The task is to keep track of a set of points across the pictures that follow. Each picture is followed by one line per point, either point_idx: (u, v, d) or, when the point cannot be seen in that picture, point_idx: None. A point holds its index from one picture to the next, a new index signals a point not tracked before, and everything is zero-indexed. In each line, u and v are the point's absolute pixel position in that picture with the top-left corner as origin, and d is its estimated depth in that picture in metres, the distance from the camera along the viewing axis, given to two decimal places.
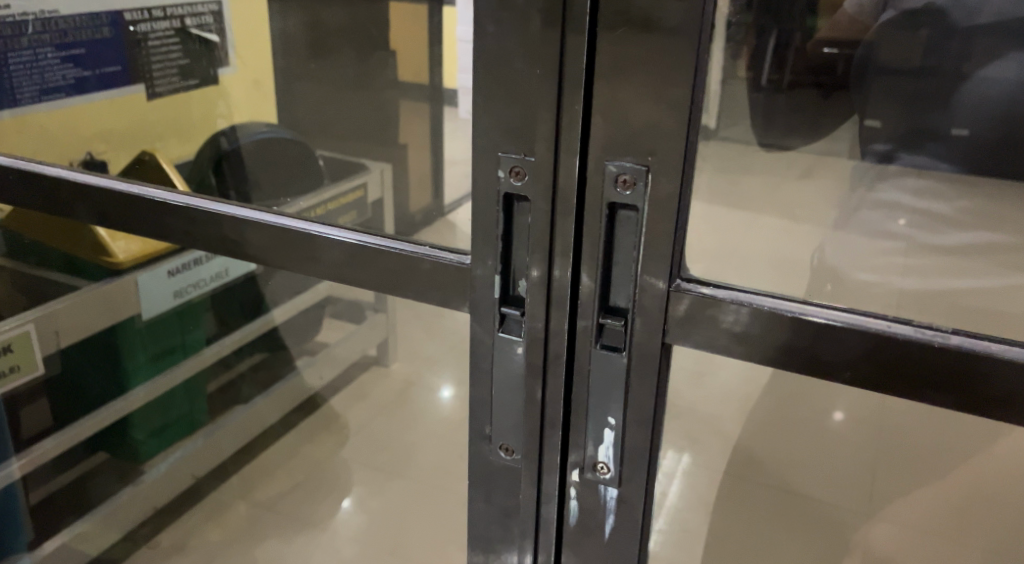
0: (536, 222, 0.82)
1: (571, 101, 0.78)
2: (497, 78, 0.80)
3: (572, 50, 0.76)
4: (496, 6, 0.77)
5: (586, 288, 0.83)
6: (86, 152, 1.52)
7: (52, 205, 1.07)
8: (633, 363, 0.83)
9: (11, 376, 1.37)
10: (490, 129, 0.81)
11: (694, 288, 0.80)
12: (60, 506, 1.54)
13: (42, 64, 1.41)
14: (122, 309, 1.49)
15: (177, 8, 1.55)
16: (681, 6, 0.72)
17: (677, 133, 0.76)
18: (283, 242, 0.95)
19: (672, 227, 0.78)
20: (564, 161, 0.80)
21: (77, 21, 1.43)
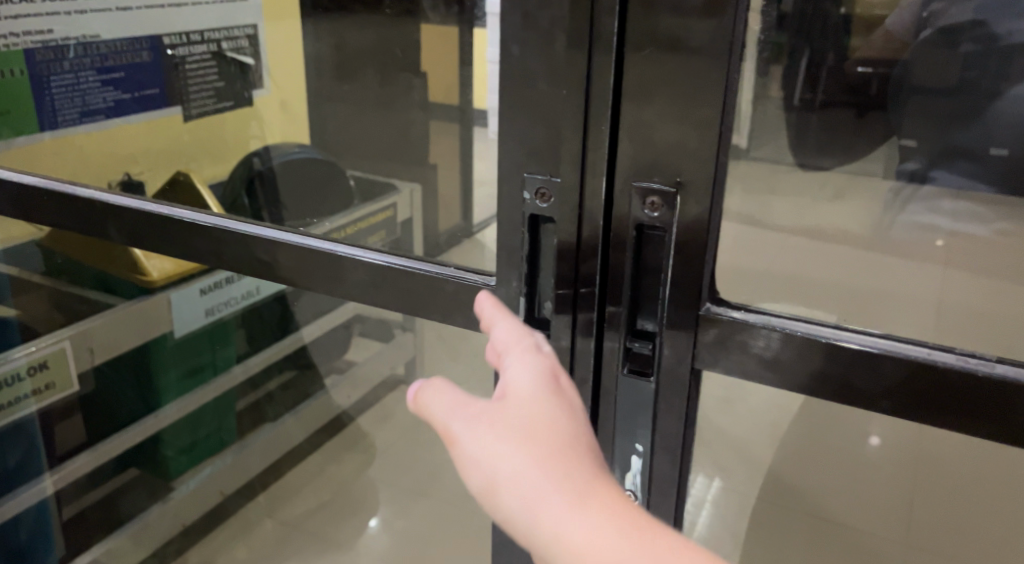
0: (562, 244, 0.83)
1: (598, 121, 0.78)
2: (523, 99, 0.80)
3: (599, 70, 0.77)
4: (522, 27, 0.78)
5: (615, 312, 0.83)
6: (124, 173, 1.58)
7: (83, 224, 1.08)
8: (662, 388, 0.84)
9: (45, 394, 1.41)
10: (515, 150, 0.82)
11: (725, 311, 0.80)
12: (91, 523, 1.56)
13: (83, 87, 1.51)
14: (154, 325, 1.51)
15: (214, 32, 1.64)
16: (709, 25, 0.73)
17: (705, 154, 0.76)
18: (309, 263, 0.96)
19: (701, 252, 0.78)
20: (590, 181, 0.80)
21: (117, 46, 1.53)
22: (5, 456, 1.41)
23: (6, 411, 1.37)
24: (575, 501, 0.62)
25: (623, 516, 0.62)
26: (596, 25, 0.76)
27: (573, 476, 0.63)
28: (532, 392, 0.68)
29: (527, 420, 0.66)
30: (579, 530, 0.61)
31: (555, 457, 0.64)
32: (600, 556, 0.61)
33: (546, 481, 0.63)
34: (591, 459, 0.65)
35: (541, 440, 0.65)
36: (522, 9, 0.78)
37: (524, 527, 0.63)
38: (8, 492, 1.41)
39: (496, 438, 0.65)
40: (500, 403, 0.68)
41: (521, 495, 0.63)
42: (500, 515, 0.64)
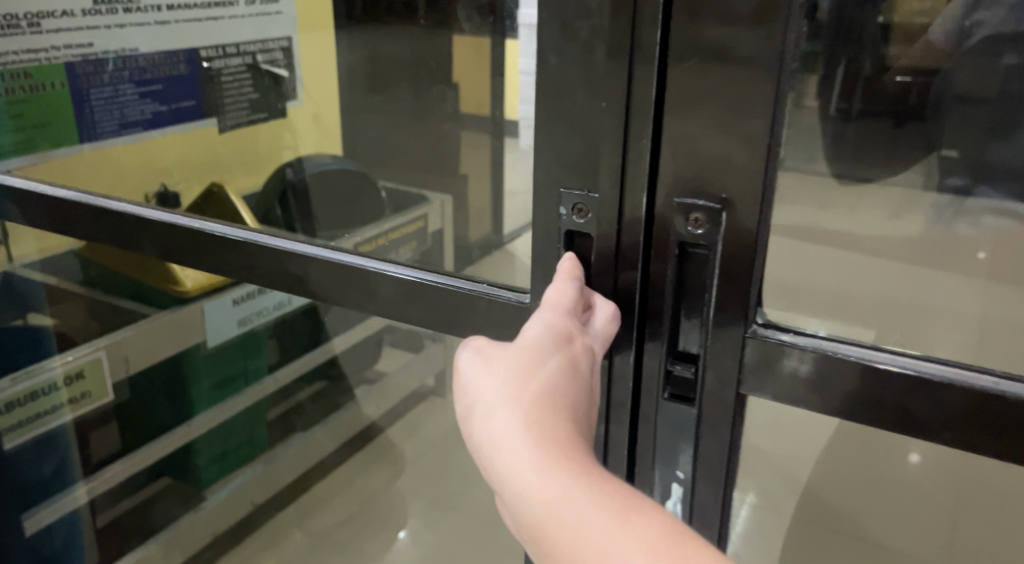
0: (599, 263, 0.82)
1: (639, 134, 0.77)
2: (560, 111, 0.80)
3: (640, 81, 0.76)
4: (560, 37, 0.78)
5: (656, 332, 0.82)
6: (160, 184, 1.63)
7: (116, 235, 1.09)
8: (704, 413, 0.83)
9: (81, 402, 1.42)
10: (552, 163, 0.82)
11: (773, 333, 0.79)
12: (124, 532, 1.55)
13: (122, 100, 1.54)
14: (188, 335, 1.53)
15: (249, 45, 1.67)
16: (757, 35, 0.72)
17: (752, 169, 0.75)
18: (340, 279, 0.96)
19: (747, 273, 0.77)
20: (629, 197, 0.79)
21: (155, 59, 1.56)
22: (41, 464, 1.41)
23: (38, 421, 1.38)
24: (535, 442, 0.68)
25: (575, 465, 0.66)
26: (638, 35, 0.75)
27: (540, 420, 0.69)
28: (536, 342, 0.75)
29: (516, 367, 0.72)
30: (530, 467, 0.67)
31: (528, 401, 0.70)
32: (544, 492, 0.65)
33: (514, 419, 0.69)
34: (565, 410, 0.70)
35: (520, 386, 0.71)
36: (560, 19, 0.77)
37: (489, 458, 0.69)
38: (43, 501, 1.42)
39: (487, 380, 0.72)
40: (506, 349, 0.75)
41: (491, 429, 0.70)
42: (473, 444, 0.71)
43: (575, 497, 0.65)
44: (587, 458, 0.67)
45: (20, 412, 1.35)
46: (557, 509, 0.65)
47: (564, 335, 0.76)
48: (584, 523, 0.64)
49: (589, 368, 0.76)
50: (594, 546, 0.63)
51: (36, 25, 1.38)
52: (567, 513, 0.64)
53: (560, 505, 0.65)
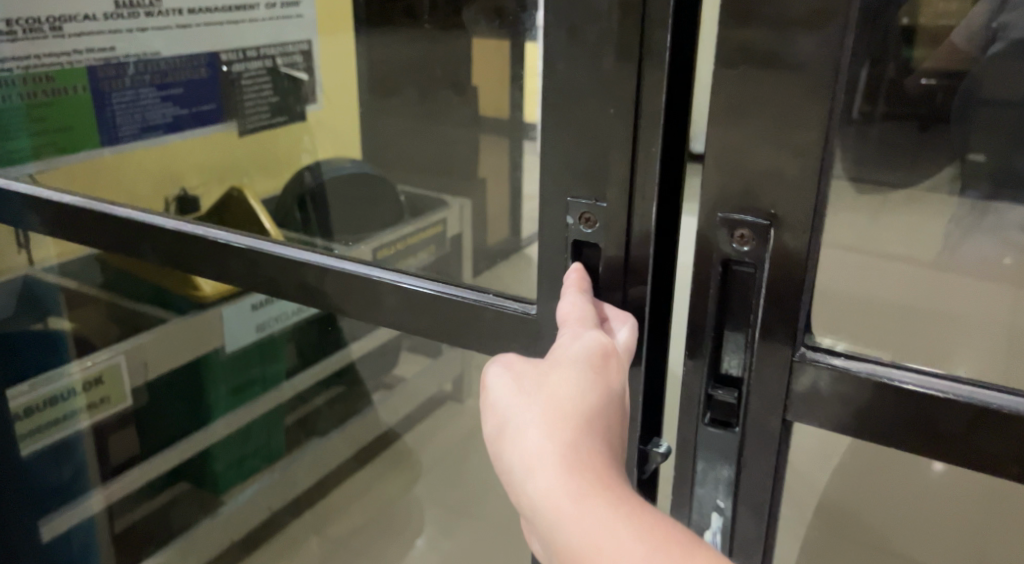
0: (608, 277, 0.82)
1: (648, 141, 0.76)
2: (568, 117, 0.78)
3: (650, 88, 0.75)
4: (567, 41, 0.76)
5: (698, 353, 0.80)
6: (179, 188, 1.65)
7: (120, 240, 1.08)
8: (747, 439, 0.81)
9: (101, 407, 1.42)
10: (560, 170, 0.80)
11: (822, 357, 0.76)
12: (140, 537, 1.56)
13: (143, 104, 1.54)
14: (208, 339, 1.52)
15: (270, 49, 1.66)
16: (815, 40, 0.68)
17: (801, 182, 0.72)
18: (345, 287, 0.95)
19: (797, 294, 0.74)
20: (639, 206, 0.78)
21: (175, 63, 1.56)
22: (59, 469, 1.41)
23: (56, 427, 1.38)
24: (571, 467, 0.66)
25: (614, 493, 0.65)
26: (647, 41, 0.74)
27: (575, 445, 0.67)
28: (573, 359, 0.73)
29: (551, 387, 0.71)
30: (566, 494, 0.65)
31: (563, 424, 0.68)
32: (581, 520, 0.64)
33: (549, 442, 0.67)
34: (602, 436, 0.69)
35: (554, 407, 0.69)
36: (568, 23, 0.76)
37: (520, 481, 0.68)
38: (61, 506, 1.42)
39: (521, 399, 0.71)
40: (540, 366, 0.73)
41: (524, 452, 0.68)
42: (503, 464, 0.70)
43: (612, 529, 0.63)
44: (623, 489, 0.66)
45: (40, 418, 1.36)
46: (593, 539, 0.63)
47: (601, 354, 0.74)
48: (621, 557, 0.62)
49: (623, 391, 0.74)
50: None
51: (59, 28, 1.39)
52: (603, 545, 0.63)
53: (597, 535, 0.63)
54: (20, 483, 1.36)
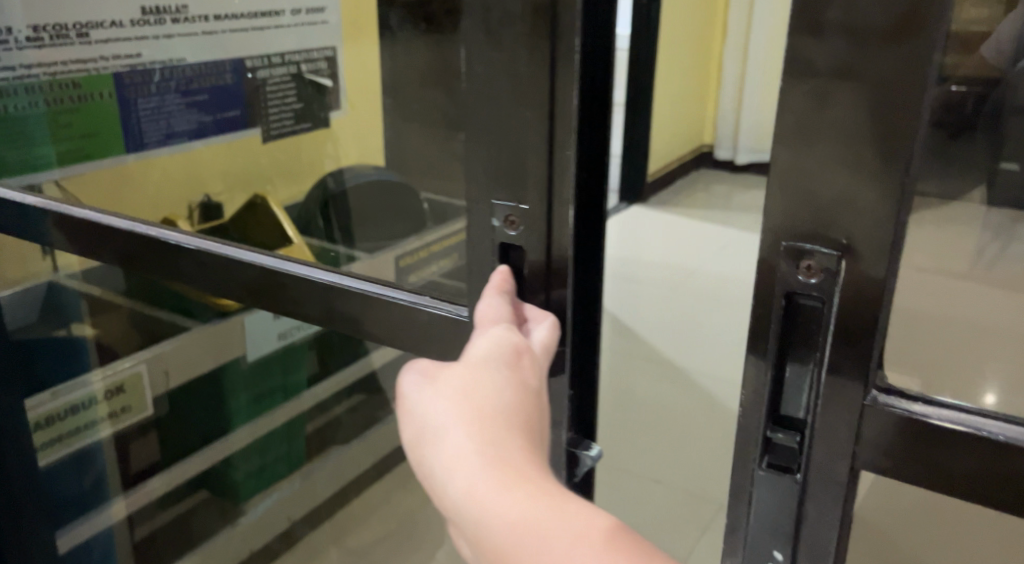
0: (531, 280, 0.80)
1: (563, 144, 0.74)
2: (489, 122, 0.77)
3: (562, 88, 0.73)
4: (486, 44, 0.75)
5: (760, 394, 0.72)
6: (204, 195, 1.65)
7: (77, 242, 1.05)
8: (809, 487, 0.72)
9: (122, 416, 1.40)
10: (482, 175, 0.78)
11: (897, 402, 0.68)
12: (162, 545, 1.54)
13: (168, 110, 1.54)
14: (228, 350, 1.50)
15: (294, 55, 1.68)
16: (897, 53, 0.61)
17: (880, 207, 0.64)
18: (287, 290, 0.91)
19: (872, 331, 0.66)
20: (557, 210, 0.77)
21: (201, 69, 1.56)
22: (80, 477, 1.40)
23: (75, 438, 1.36)
24: (490, 462, 0.63)
25: (536, 484, 0.62)
26: (556, 46, 0.72)
27: (493, 439, 0.64)
28: (486, 357, 0.70)
29: (465, 385, 0.68)
30: (486, 490, 0.62)
31: (478, 418, 0.65)
32: (503, 514, 0.61)
33: (466, 439, 0.65)
34: (520, 426, 0.66)
35: (469, 402, 0.66)
36: (483, 25, 0.74)
37: (441, 482, 0.65)
38: (79, 517, 1.40)
39: (437, 397, 0.68)
40: (455, 365, 0.70)
41: (443, 451, 0.65)
42: (423, 467, 0.67)
43: (534, 521, 0.60)
44: (544, 478, 0.63)
45: (59, 428, 1.34)
46: (518, 532, 0.60)
47: (514, 352, 0.71)
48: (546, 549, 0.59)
49: (543, 386, 0.71)
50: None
51: (85, 35, 1.38)
52: (525, 539, 0.60)
53: (522, 527, 0.60)
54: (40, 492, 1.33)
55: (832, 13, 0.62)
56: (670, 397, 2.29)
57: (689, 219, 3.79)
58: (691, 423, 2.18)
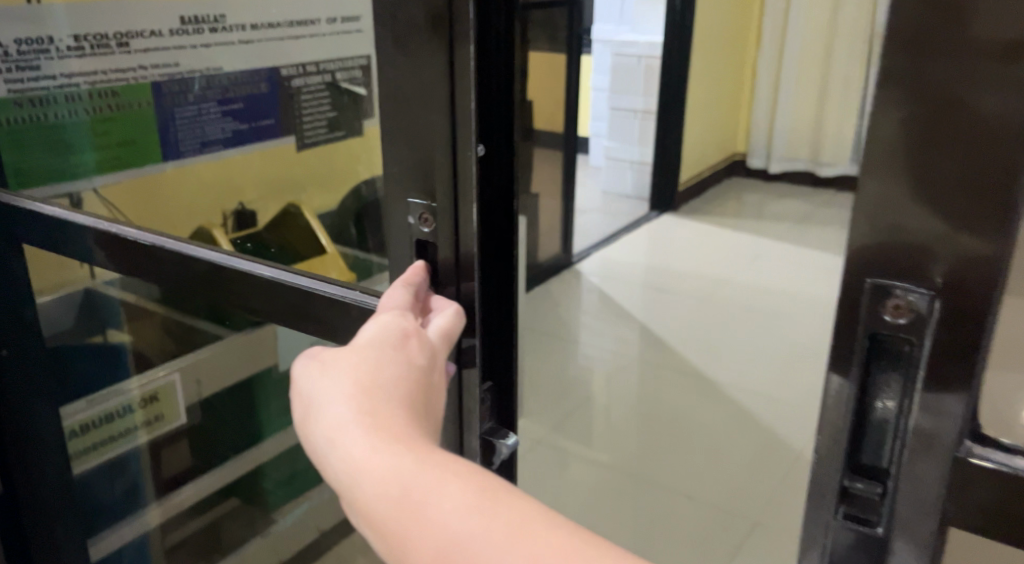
0: (443, 271, 0.81)
1: (465, 147, 0.77)
2: (402, 125, 0.79)
3: (458, 92, 0.75)
4: (397, 52, 0.77)
5: (835, 440, 0.71)
6: (238, 203, 1.66)
7: (51, 241, 1.07)
8: (891, 541, 0.69)
9: (157, 425, 1.42)
10: (399, 176, 0.81)
11: (991, 456, 0.65)
12: (193, 550, 1.54)
13: (205, 119, 1.54)
14: (263, 359, 1.47)
15: (329, 63, 1.64)
16: (1003, 83, 0.58)
17: (980, 249, 0.61)
18: (241, 285, 0.92)
19: (968, 379, 0.63)
20: (463, 208, 0.78)
21: (237, 78, 1.56)
22: (113, 484, 1.40)
23: (113, 445, 1.38)
24: (367, 428, 0.65)
25: (411, 443, 0.64)
26: (454, 52, 0.74)
27: (374, 407, 0.66)
28: (374, 337, 0.71)
29: (352, 362, 0.69)
30: (362, 452, 0.64)
31: (362, 390, 0.67)
32: (378, 474, 0.63)
33: (347, 409, 0.66)
34: (402, 393, 0.67)
35: (355, 377, 0.67)
36: (393, 34, 0.77)
37: (324, 452, 0.67)
38: (109, 528, 1.40)
39: (323, 375, 0.69)
40: (344, 347, 0.71)
41: (326, 424, 0.67)
42: (310, 443, 0.68)
43: (412, 474, 0.62)
44: (420, 438, 0.65)
45: (95, 435, 1.34)
46: (391, 490, 0.62)
47: (401, 334, 0.72)
48: (425, 500, 0.62)
49: (432, 364, 0.72)
50: (430, 521, 0.61)
51: (125, 45, 1.39)
52: (399, 492, 0.62)
53: (394, 484, 0.62)
54: (75, 500, 1.33)
55: (914, 31, 0.60)
56: (701, 410, 2.26)
57: (722, 229, 3.75)
58: (721, 437, 2.15)
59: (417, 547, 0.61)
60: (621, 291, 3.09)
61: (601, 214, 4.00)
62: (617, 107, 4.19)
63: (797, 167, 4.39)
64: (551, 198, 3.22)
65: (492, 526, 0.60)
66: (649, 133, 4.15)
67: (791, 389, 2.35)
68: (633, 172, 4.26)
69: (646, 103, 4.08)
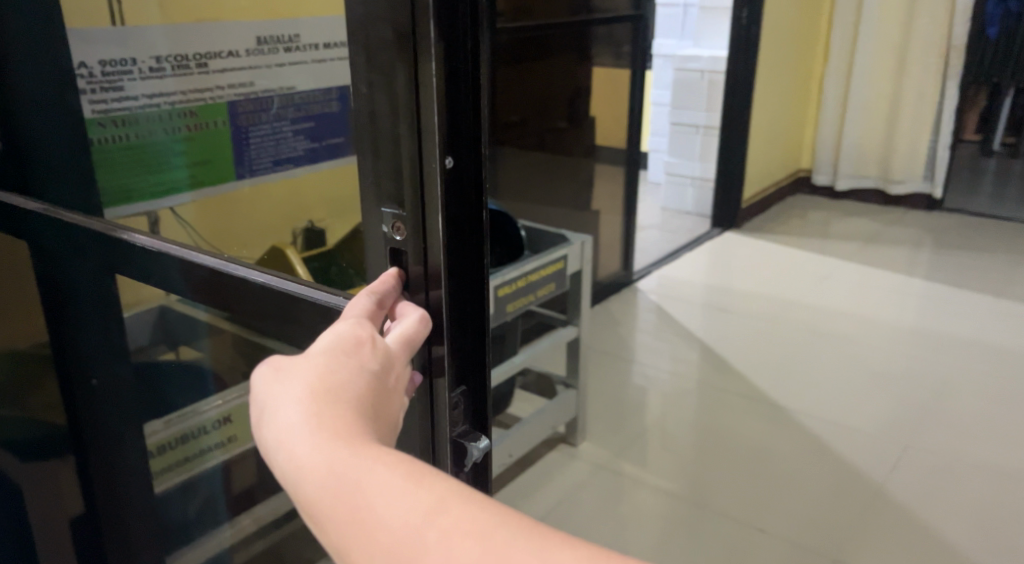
0: (413, 280, 0.83)
1: (430, 157, 0.79)
2: (378, 139, 0.82)
3: (424, 105, 0.78)
4: (368, 68, 0.80)
5: None
6: (308, 220, 1.51)
7: (66, 245, 1.08)
8: None
9: (229, 445, 1.42)
10: (374, 185, 0.83)
11: None
12: None
13: (280, 136, 1.51)
14: None
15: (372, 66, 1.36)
16: None
17: None
18: (244, 293, 0.93)
19: None
20: (429, 217, 0.81)
21: (313, 96, 1.50)
22: (186, 504, 1.41)
23: (191, 463, 1.39)
24: (313, 432, 0.72)
25: (353, 443, 0.72)
26: (420, 67, 0.78)
27: (321, 413, 0.73)
28: (325, 345, 0.77)
29: (303, 373, 0.75)
30: (308, 455, 0.72)
31: (313, 398, 0.73)
32: (321, 473, 0.71)
33: (297, 415, 0.73)
34: (349, 398, 0.74)
35: (306, 386, 0.74)
36: (367, 55, 0.80)
37: (274, 452, 0.74)
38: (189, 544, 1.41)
39: (277, 384, 0.76)
40: (297, 357, 0.78)
41: (277, 428, 0.74)
42: (262, 443, 0.75)
43: (353, 474, 0.70)
44: (364, 438, 0.72)
45: (171, 455, 1.35)
46: (333, 487, 0.71)
47: (353, 343, 0.77)
48: (364, 496, 0.70)
49: (387, 368, 0.78)
50: (368, 514, 0.69)
51: (204, 65, 1.42)
52: (341, 487, 0.70)
53: (335, 481, 0.70)
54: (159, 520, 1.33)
55: None
56: (760, 434, 2.22)
57: (787, 248, 3.67)
58: (799, 463, 2.10)
59: (353, 535, 0.70)
60: (682, 310, 3.04)
61: (660, 232, 3.95)
62: (678, 122, 4.13)
63: (866, 184, 4.29)
64: (613, 215, 3.17)
65: (420, 520, 0.68)
66: (712, 149, 4.09)
67: (863, 417, 2.28)
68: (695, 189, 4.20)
69: (709, 118, 4.02)
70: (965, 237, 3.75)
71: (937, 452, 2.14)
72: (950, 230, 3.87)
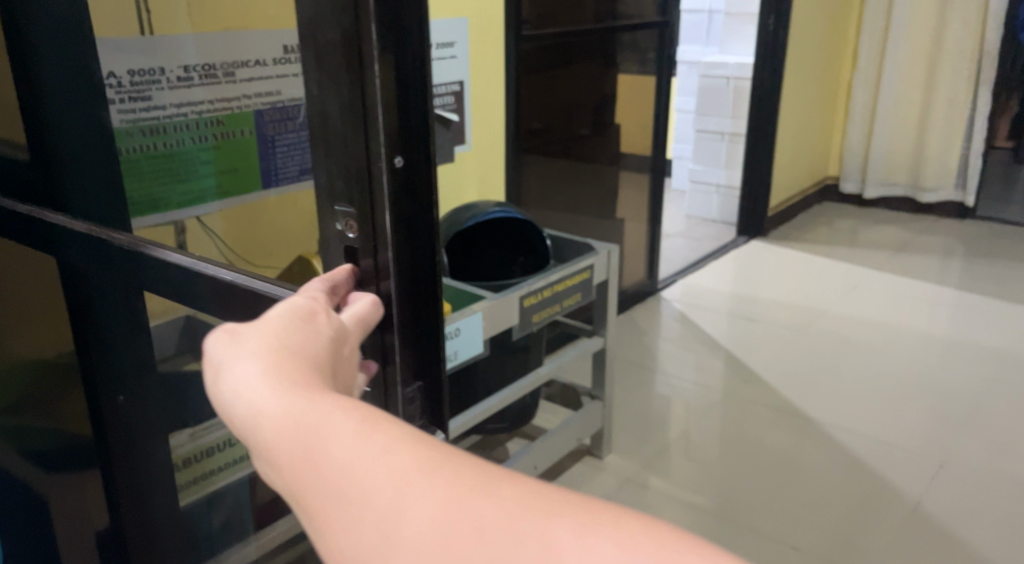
0: (363, 274, 0.79)
1: (377, 155, 0.75)
2: (330, 142, 0.78)
3: (370, 102, 0.74)
4: (317, 67, 0.76)
5: None
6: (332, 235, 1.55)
7: (77, 255, 1.10)
8: None
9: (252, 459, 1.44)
10: (327, 186, 0.79)
11: None
12: None
13: (298, 144, 1.34)
14: None
15: None
16: None
17: None
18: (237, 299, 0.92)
19: None
20: (378, 215, 0.77)
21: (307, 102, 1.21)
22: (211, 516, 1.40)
23: (214, 478, 1.39)
24: (271, 382, 0.68)
25: (312, 393, 0.67)
26: (364, 65, 0.74)
27: (280, 365, 0.69)
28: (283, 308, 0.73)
29: (261, 329, 0.71)
30: (266, 404, 0.67)
31: (268, 352, 0.69)
32: (279, 421, 0.66)
33: (254, 367, 0.69)
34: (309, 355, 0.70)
35: (262, 344, 0.69)
36: (315, 52, 0.76)
37: (231, 406, 0.69)
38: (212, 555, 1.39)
39: (233, 341, 0.71)
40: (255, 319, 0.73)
41: (233, 381, 0.69)
42: (218, 403, 0.71)
43: (308, 422, 0.66)
44: (324, 389, 0.68)
45: (196, 469, 1.35)
46: (292, 435, 0.66)
47: (309, 310, 0.73)
48: (323, 450, 0.65)
49: (343, 338, 0.74)
50: (328, 462, 0.65)
51: (231, 73, 1.36)
52: (300, 437, 0.66)
53: (294, 430, 0.66)
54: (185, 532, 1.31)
55: None
56: (789, 447, 2.18)
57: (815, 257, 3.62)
58: (828, 479, 2.06)
59: (315, 490, 0.65)
60: (707, 319, 3.00)
61: (685, 240, 3.93)
62: (703, 129, 4.09)
63: (895, 192, 4.23)
64: (638, 223, 3.15)
65: (381, 463, 0.64)
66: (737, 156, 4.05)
67: (897, 432, 2.24)
68: (719, 197, 4.17)
69: (735, 126, 3.99)
70: (999, 247, 3.68)
71: (972, 468, 2.09)
72: (984, 239, 3.80)
